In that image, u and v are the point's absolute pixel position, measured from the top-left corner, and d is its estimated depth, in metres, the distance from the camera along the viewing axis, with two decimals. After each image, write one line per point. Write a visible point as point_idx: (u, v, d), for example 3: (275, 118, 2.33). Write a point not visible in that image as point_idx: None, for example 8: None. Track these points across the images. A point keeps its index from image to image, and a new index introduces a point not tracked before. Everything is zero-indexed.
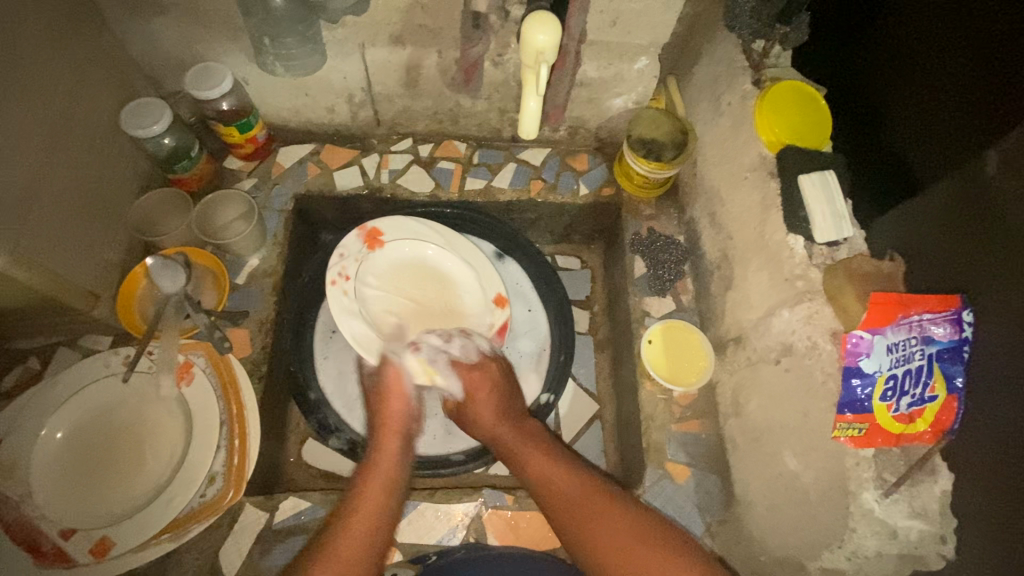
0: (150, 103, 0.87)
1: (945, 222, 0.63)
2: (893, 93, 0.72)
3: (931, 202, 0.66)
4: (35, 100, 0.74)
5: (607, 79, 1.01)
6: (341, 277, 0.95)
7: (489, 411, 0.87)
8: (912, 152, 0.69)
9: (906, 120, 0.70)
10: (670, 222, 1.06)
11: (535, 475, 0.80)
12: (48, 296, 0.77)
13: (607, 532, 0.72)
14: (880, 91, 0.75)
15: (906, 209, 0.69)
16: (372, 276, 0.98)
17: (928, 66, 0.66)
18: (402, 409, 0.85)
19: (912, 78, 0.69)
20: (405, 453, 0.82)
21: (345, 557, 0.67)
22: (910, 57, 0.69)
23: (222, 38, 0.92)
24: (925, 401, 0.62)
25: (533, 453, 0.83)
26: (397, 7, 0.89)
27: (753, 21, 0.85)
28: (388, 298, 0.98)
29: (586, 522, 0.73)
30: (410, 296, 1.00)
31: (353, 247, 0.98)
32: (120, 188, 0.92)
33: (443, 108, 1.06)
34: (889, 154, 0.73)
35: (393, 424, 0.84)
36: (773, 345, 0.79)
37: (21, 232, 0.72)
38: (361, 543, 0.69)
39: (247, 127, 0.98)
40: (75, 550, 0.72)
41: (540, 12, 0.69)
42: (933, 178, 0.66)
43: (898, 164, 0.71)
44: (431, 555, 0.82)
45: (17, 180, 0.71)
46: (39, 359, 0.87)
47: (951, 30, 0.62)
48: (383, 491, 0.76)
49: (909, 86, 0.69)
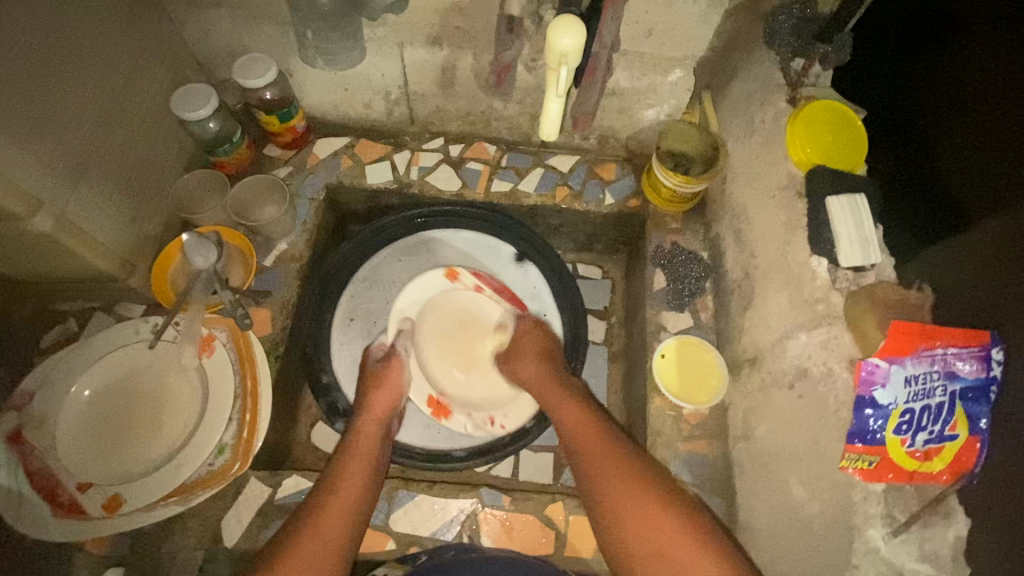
0: (197, 87, 0.91)
1: (993, 260, 0.59)
2: (941, 122, 0.68)
3: (979, 238, 0.61)
4: (93, 79, 0.79)
5: (639, 90, 1.01)
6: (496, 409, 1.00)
7: (532, 349, 0.96)
8: (959, 174, 0.65)
9: (959, 143, 0.65)
10: (695, 237, 1.05)
11: (568, 425, 0.83)
12: (88, 261, 0.82)
13: (628, 520, 0.70)
14: (930, 109, 0.70)
15: (950, 244, 0.65)
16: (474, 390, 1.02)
17: (986, 92, 0.62)
18: (387, 401, 0.91)
19: (960, 111, 0.65)
20: (381, 440, 0.86)
21: (330, 528, 0.72)
22: (959, 90, 0.66)
23: (269, 30, 0.96)
24: (944, 439, 0.60)
25: (568, 405, 0.85)
26: (436, 9, 0.91)
27: (793, 39, 0.87)
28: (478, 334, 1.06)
29: (624, 525, 0.70)
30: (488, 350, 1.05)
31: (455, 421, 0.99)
32: (165, 166, 0.97)
33: (476, 110, 1.08)
34: (931, 185, 0.70)
35: (375, 414, 0.89)
36: (786, 369, 0.76)
37: (69, 200, 0.76)
38: (345, 519, 0.73)
39: (287, 117, 1.02)
40: (88, 503, 0.76)
41: (568, 16, 0.64)
42: (980, 216, 0.62)
43: (940, 187, 0.68)
44: (421, 556, 0.81)
45: (69, 153, 0.76)
46: (77, 322, 0.92)
47: (1016, 49, 0.58)
48: (363, 469, 0.80)
49: (959, 118, 0.65)
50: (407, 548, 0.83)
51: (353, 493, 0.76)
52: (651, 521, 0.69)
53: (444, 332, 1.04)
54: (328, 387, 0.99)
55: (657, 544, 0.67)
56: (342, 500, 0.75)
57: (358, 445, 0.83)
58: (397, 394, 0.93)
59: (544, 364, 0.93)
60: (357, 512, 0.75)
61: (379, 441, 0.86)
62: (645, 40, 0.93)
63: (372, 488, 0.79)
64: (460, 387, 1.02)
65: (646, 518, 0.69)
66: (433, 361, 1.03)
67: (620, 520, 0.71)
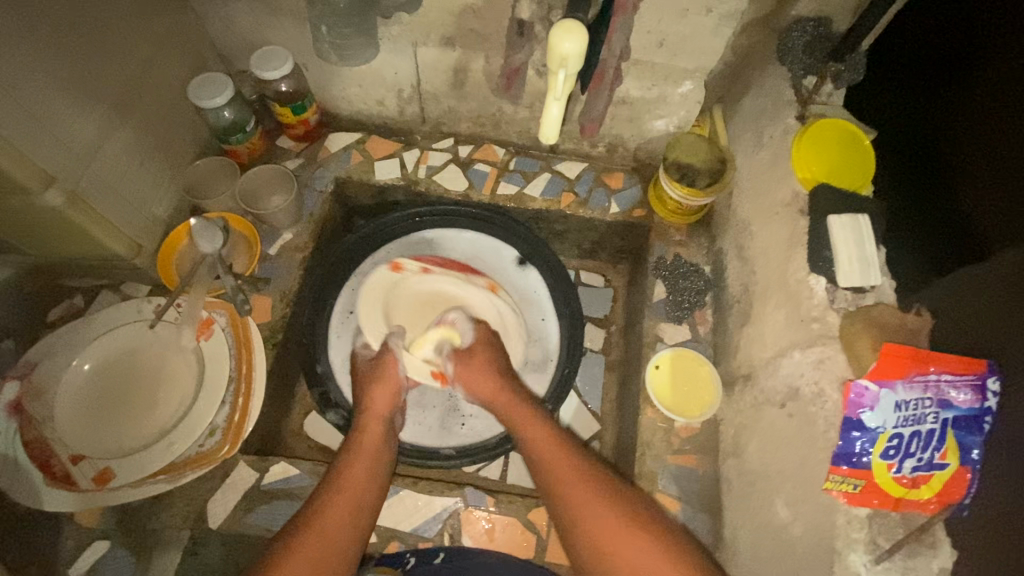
0: (214, 76, 0.93)
1: (1009, 293, 0.56)
2: (963, 148, 0.66)
3: (997, 270, 0.58)
4: (112, 62, 0.81)
5: (650, 99, 1.01)
6: None
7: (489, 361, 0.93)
8: (983, 202, 0.63)
9: (984, 171, 0.63)
10: (698, 251, 1.04)
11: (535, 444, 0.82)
12: (96, 239, 0.84)
13: (612, 548, 0.70)
14: (951, 136, 0.68)
15: (969, 275, 0.62)
16: None
17: (1009, 121, 0.60)
18: (387, 402, 0.90)
19: (982, 138, 0.63)
20: (383, 441, 0.86)
21: (330, 533, 0.72)
22: (983, 118, 0.63)
23: (287, 23, 0.98)
24: (934, 468, 0.58)
25: (535, 425, 0.85)
26: (451, 10, 0.92)
27: (806, 57, 0.86)
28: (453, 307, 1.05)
29: (608, 551, 0.70)
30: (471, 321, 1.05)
31: (462, 390, 0.98)
32: (179, 151, 0.99)
33: (486, 112, 1.09)
34: (949, 211, 0.68)
35: (378, 415, 0.88)
36: (779, 387, 0.75)
37: (81, 178, 0.78)
38: (345, 523, 0.74)
39: (301, 110, 1.04)
40: (79, 475, 0.78)
41: (567, 20, 0.65)
42: (1002, 246, 0.59)
43: (956, 212, 0.66)
44: (409, 559, 0.82)
45: (83, 132, 0.78)
46: (83, 298, 0.95)
47: None
48: (365, 472, 0.80)
49: (982, 145, 0.63)
50: (387, 543, 0.83)
51: (354, 496, 0.77)
52: (638, 554, 0.69)
53: (408, 316, 1.03)
54: (322, 378, 1.00)
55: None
56: (341, 503, 0.75)
57: (361, 447, 0.83)
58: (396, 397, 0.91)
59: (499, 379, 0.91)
60: (358, 517, 0.75)
61: (382, 442, 0.85)
62: (656, 51, 0.93)
63: (374, 492, 0.79)
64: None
65: (635, 550, 0.69)
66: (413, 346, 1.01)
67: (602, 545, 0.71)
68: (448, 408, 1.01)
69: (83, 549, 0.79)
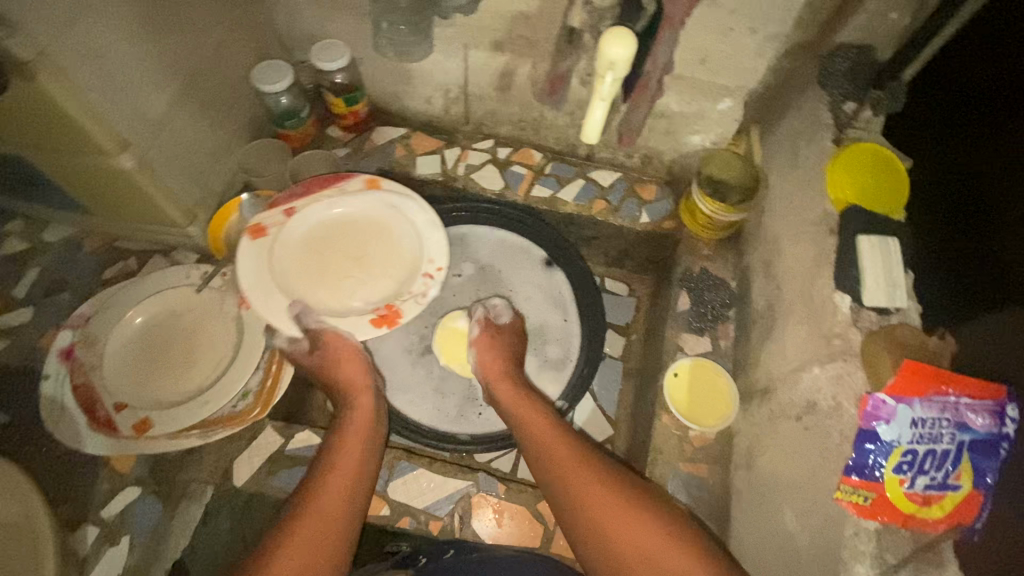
0: (278, 64, 1.00)
1: None
2: (997, 188, 0.66)
3: None
4: (189, 43, 0.88)
5: (688, 114, 1.04)
6: (432, 269, 0.90)
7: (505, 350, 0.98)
8: (1005, 240, 0.64)
9: (1013, 213, 0.63)
10: (725, 266, 1.05)
11: (535, 439, 0.84)
12: (157, 203, 0.90)
13: (612, 529, 0.72)
14: (986, 174, 0.68)
15: (1000, 310, 0.62)
16: (401, 274, 0.91)
17: None
18: (361, 375, 0.88)
19: (1015, 179, 0.64)
20: (370, 414, 0.86)
21: (328, 509, 0.74)
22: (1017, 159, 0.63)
23: (349, 20, 1.04)
24: (946, 488, 0.60)
25: (535, 418, 0.87)
26: (503, 15, 0.95)
27: (847, 83, 0.87)
28: (345, 235, 0.93)
29: (613, 546, 0.71)
30: (380, 242, 0.93)
31: (410, 305, 0.88)
32: (237, 131, 1.05)
33: (528, 116, 1.14)
34: (977, 249, 0.68)
35: (359, 388, 0.88)
36: (796, 401, 0.76)
37: (152, 147, 0.85)
38: (341, 499, 0.75)
39: (353, 102, 1.10)
40: (121, 422, 0.83)
41: (619, 27, 0.68)
42: None
43: (987, 250, 0.67)
44: (420, 559, 0.79)
45: (159, 105, 0.84)
46: (137, 261, 1.01)
47: None
48: (356, 447, 0.81)
49: (1013, 187, 0.63)
50: (399, 517, 0.86)
51: (348, 472, 0.78)
52: (638, 531, 0.71)
53: (304, 272, 0.90)
54: None
55: (646, 552, 0.69)
56: (336, 480, 0.77)
57: (349, 426, 0.84)
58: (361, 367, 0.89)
59: (507, 367, 0.95)
60: (354, 494, 0.77)
61: (370, 416, 0.86)
62: (698, 68, 0.96)
63: (367, 467, 0.80)
64: (381, 285, 0.91)
65: (634, 528, 0.71)
66: (328, 303, 0.89)
67: (607, 538, 0.72)
68: (467, 397, 1.04)
69: (116, 493, 0.84)
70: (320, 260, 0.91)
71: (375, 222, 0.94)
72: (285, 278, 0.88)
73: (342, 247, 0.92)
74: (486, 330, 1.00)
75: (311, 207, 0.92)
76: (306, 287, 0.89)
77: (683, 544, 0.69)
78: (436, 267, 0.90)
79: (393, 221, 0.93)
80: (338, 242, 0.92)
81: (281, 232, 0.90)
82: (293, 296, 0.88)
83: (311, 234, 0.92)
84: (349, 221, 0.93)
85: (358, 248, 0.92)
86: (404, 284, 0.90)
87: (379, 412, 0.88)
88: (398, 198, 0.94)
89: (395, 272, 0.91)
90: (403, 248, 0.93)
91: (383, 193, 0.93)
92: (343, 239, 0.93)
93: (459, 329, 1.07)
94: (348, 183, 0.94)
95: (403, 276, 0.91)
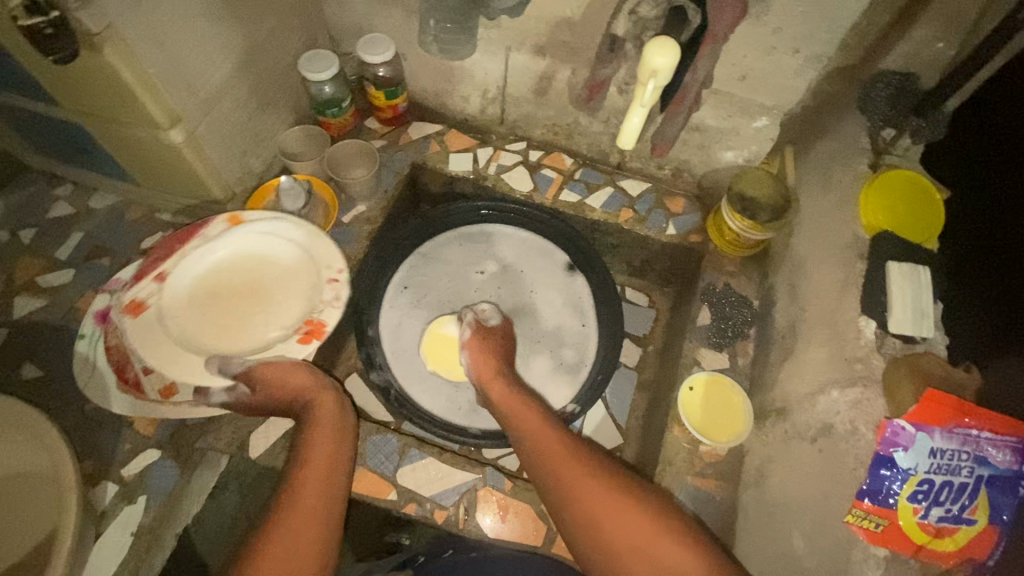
0: (324, 53, 1.03)
1: None
2: None
3: None
4: (244, 28, 0.91)
5: (724, 130, 1.04)
6: (336, 274, 0.94)
7: (497, 352, 0.98)
8: None
9: None
10: (749, 284, 1.05)
11: (527, 439, 0.84)
12: (200, 178, 0.94)
13: (605, 525, 0.72)
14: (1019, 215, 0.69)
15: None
16: (303, 292, 0.93)
17: None
18: (308, 380, 0.86)
19: None
20: (336, 406, 0.85)
21: (308, 501, 0.73)
22: None
23: (397, 16, 1.07)
24: (960, 520, 0.61)
25: (527, 416, 0.87)
26: (547, 20, 0.97)
27: (887, 109, 0.85)
28: (232, 274, 0.92)
29: (610, 548, 0.71)
30: (269, 272, 0.93)
31: (329, 312, 0.91)
32: (280, 115, 1.09)
33: (562, 121, 1.15)
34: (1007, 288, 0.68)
35: (313, 386, 0.86)
36: (812, 423, 0.75)
37: (200, 123, 0.88)
38: (321, 489, 0.75)
39: (393, 95, 1.12)
40: (148, 385, 0.86)
41: (662, 37, 0.69)
42: None
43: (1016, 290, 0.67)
44: (420, 557, 0.83)
45: (211, 84, 0.87)
46: (174, 233, 1.04)
47: None
48: (325, 439, 0.80)
49: None
50: (406, 503, 0.88)
51: (323, 463, 0.77)
52: (630, 524, 0.72)
53: (207, 328, 0.89)
54: (371, 340, 1.07)
55: (639, 544, 0.70)
56: (311, 473, 0.76)
57: (314, 420, 0.82)
58: (306, 373, 0.86)
59: (498, 367, 0.95)
60: (331, 483, 0.76)
61: (336, 408, 0.85)
62: (737, 84, 0.96)
63: (341, 457, 0.80)
64: (291, 308, 0.92)
65: (627, 525, 0.72)
66: (244, 346, 0.89)
67: (604, 541, 0.72)
68: None
69: (137, 453, 0.87)
70: (215, 309, 0.90)
71: (254, 256, 0.94)
72: (191, 342, 0.87)
73: (232, 289, 0.91)
74: (477, 332, 1.01)
75: (182, 263, 0.90)
76: (216, 340, 0.88)
77: (681, 545, 0.70)
78: (339, 271, 0.94)
79: (275, 250, 0.94)
80: (226, 283, 0.92)
81: (166, 295, 0.88)
82: (208, 355, 0.87)
83: (194, 289, 0.90)
84: (232, 264, 0.93)
85: (241, 284, 0.92)
86: (311, 299, 0.92)
87: (343, 404, 0.87)
88: (264, 224, 0.94)
89: (296, 292, 0.93)
90: (296, 269, 0.94)
91: (248, 224, 0.93)
92: (230, 282, 0.92)
93: (447, 333, 1.08)
94: (207, 228, 0.92)
95: (311, 289, 0.93)
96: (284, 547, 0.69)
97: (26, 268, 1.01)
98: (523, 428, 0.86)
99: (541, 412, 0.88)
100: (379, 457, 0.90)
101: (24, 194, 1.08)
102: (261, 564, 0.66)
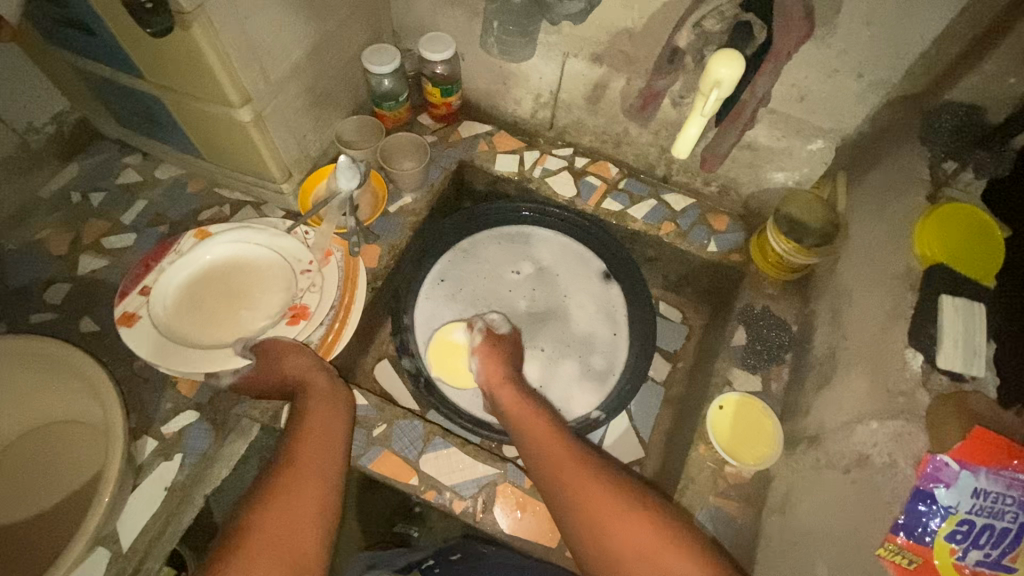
0: (388, 47, 1.07)
1: None
2: None
3: None
4: (317, 18, 0.96)
5: (776, 150, 1.03)
6: (313, 264, 0.96)
7: (506, 358, 0.99)
8: None
9: None
10: (789, 308, 1.03)
11: (531, 443, 0.84)
12: (262, 158, 0.99)
13: (611, 532, 0.72)
14: None
15: None
16: (281, 286, 0.95)
17: None
18: (301, 360, 0.86)
19: None
20: (329, 384, 0.86)
21: (310, 469, 0.74)
22: None
23: (460, 17, 1.10)
24: (998, 566, 0.61)
25: (530, 419, 0.88)
26: (609, 29, 0.98)
27: (950, 141, 0.81)
28: (213, 279, 0.94)
29: (611, 551, 0.71)
30: (246, 273, 0.96)
31: (311, 296, 0.93)
32: (339, 104, 1.13)
33: (612, 130, 1.16)
34: None
35: (312, 364, 0.86)
36: (846, 452, 0.73)
37: (268, 105, 0.93)
38: (320, 458, 0.76)
39: (448, 93, 1.15)
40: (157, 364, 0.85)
41: (729, 50, 0.71)
42: None
43: None
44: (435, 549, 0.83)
45: (282, 69, 0.92)
46: (230, 209, 1.10)
47: None
48: (322, 416, 0.81)
49: None
50: (427, 489, 0.89)
51: (321, 437, 0.78)
52: (631, 526, 0.71)
53: (196, 327, 0.90)
54: (406, 328, 1.10)
55: (647, 552, 0.70)
56: (310, 444, 0.77)
57: (311, 397, 0.83)
58: (300, 351, 0.87)
59: (506, 373, 0.96)
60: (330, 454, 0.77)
61: (331, 386, 0.86)
62: (795, 105, 0.95)
63: (338, 433, 0.80)
64: (272, 302, 0.94)
65: (628, 528, 0.71)
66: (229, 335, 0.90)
67: (606, 544, 0.72)
68: None
69: (178, 413, 0.91)
70: (201, 311, 0.91)
71: (230, 261, 0.96)
72: (181, 338, 0.88)
73: (213, 291, 0.93)
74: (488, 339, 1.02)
75: (160, 275, 0.91)
76: (204, 334, 0.89)
77: (683, 553, 0.69)
78: (315, 262, 0.96)
79: (249, 253, 0.97)
80: (208, 287, 0.94)
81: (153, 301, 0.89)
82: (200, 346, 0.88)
83: (178, 295, 0.92)
84: (210, 270, 0.95)
85: (221, 288, 0.94)
86: (291, 290, 0.94)
87: (336, 382, 0.87)
88: (230, 234, 0.96)
89: (274, 287, 0.95)
90: (273, 267, 0.96)
91: (216, 236, 0.95)
92: (211, 286, 0.94)
93: (452, 341, 1.09)
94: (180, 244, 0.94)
95: (291, 280, 0.95)
96: (281, 513, 0.69)
97: (92, 228, 1.07)
98: (529, 431, 0.86)
99: (546, 415, 0.89)
100: (405, 442, 0.92)
101: (97, 160, 1.16)
102: (263, 527, 0.67)
